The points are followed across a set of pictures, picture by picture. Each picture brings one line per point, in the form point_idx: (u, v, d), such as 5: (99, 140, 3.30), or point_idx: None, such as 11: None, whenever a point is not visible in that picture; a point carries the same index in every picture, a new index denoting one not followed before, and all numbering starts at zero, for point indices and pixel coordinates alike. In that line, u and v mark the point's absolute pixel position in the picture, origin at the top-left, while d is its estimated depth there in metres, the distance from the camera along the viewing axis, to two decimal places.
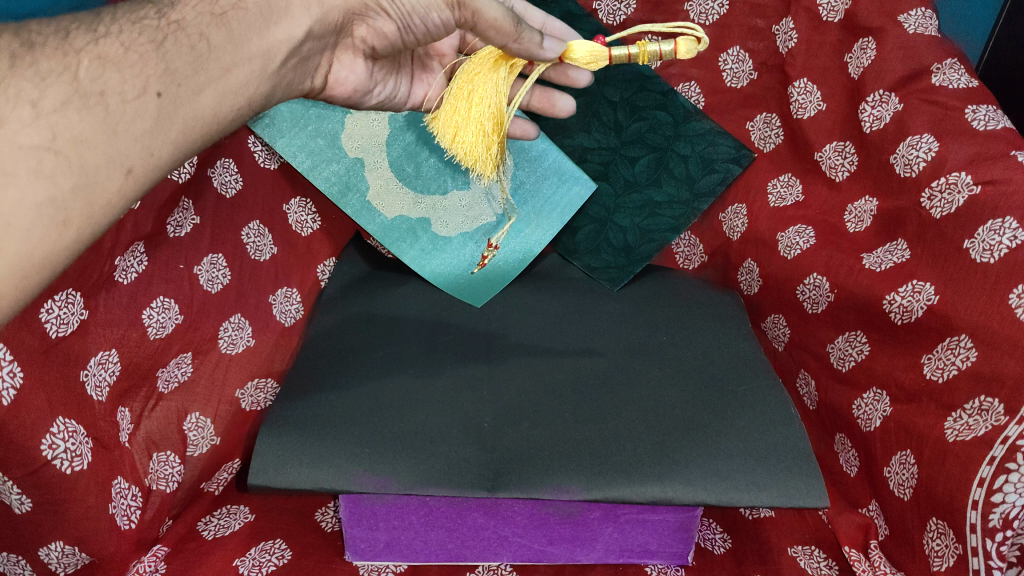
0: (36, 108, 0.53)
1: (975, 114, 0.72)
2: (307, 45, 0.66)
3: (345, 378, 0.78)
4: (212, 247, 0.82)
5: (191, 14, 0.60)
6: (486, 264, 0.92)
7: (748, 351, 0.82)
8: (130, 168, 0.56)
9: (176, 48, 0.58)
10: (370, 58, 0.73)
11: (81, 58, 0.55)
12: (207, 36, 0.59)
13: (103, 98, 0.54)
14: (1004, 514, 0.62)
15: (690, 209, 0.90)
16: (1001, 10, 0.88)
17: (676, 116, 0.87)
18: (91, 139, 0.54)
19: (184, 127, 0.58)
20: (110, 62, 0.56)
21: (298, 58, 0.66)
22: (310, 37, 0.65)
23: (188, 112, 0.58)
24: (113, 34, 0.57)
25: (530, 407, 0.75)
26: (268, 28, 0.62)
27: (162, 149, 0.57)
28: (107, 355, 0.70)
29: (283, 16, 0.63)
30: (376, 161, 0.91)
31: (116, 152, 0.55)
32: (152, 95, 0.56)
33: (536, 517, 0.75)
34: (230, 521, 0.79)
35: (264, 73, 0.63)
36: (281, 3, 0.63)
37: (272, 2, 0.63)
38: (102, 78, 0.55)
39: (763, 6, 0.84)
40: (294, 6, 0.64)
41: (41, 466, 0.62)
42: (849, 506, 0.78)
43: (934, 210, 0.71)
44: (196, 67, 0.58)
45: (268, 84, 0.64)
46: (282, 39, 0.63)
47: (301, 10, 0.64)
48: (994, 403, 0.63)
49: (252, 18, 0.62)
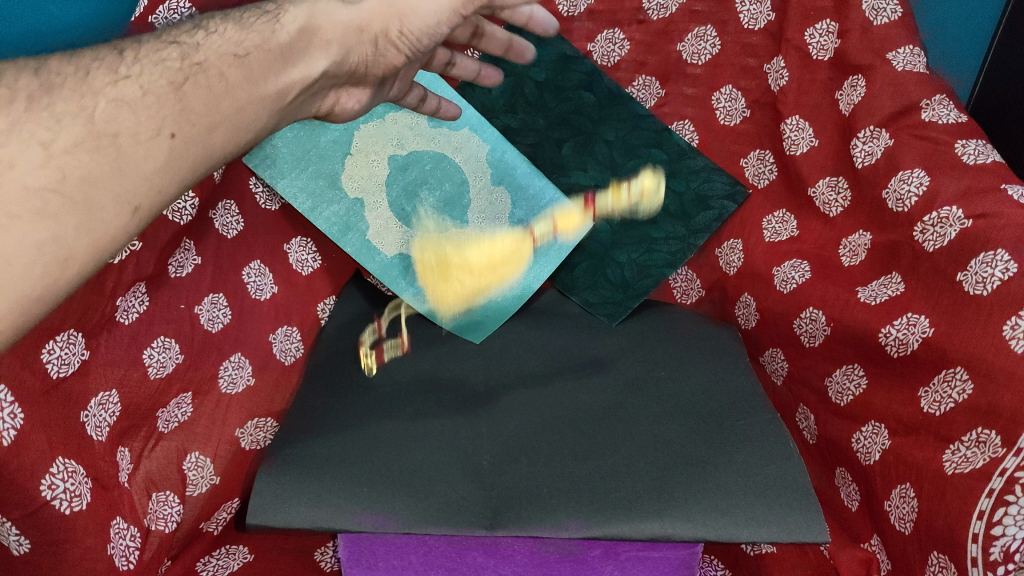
0: (47, 149, 0.54)
1: (965, 148, 0.73)
2: (318, 83, 0.68)
3: (345, 414, 0.78)
4: (213, 287, 0.83)
5: (213, 55, 0.61)
6: None
7: (748, 387, 0.81)
8: (137, 206, 0.56)
9: (195, 90, 0.59)
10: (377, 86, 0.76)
11: (98, 99, 0.57)
12: (226, 77, 0.61)
13: (116, 139, 0.56)
14: (1004, 547, 0.61)
15: (687, 245, 0.91)
16: (976, 83, 0.94)
17: (671, 154, 0.89)
18: (100, 179, 0.55)
19: (194, 163, 0.60)
20: (127, 104, 0.57)
21: (307, 94, 0.69)
22: (323, 76, 0.68)
23: (200, 150, 0.60)
24: (132, 75, 0.58)
25: (528, 444, 0.75)
26: (286, 69, 0.64)
27: (168, 185, 0.58)
28: (107, 396, 0.71)
29: (303, 57, 0.65)
30: (376, 202, 0.92)
31: (124, 192, 0.56)
32: (166, 135, 0.57)
33: (537, 555, 0.75)
34: (229, 561, 0.84)
35: (275, 110, 0.65)
36: (302, 45, 0.65)
37: (294, 43, 0.65)
38: (116, 120, 0.56)
39: (755, 46, 0.85)
40: (314, 49, 0.66)
41: (41, 506, 0.61)
42: (851, 541, 0.77)
43: (926, 244, 0.72)
44: (212, 108, 0.60)
45: (276, 119, 0.67)
46: (296, 79, 0.66)
47: (319, 53, 0.66)
48: (991, 436, 0.63)
49: (274, 60, 0.63)
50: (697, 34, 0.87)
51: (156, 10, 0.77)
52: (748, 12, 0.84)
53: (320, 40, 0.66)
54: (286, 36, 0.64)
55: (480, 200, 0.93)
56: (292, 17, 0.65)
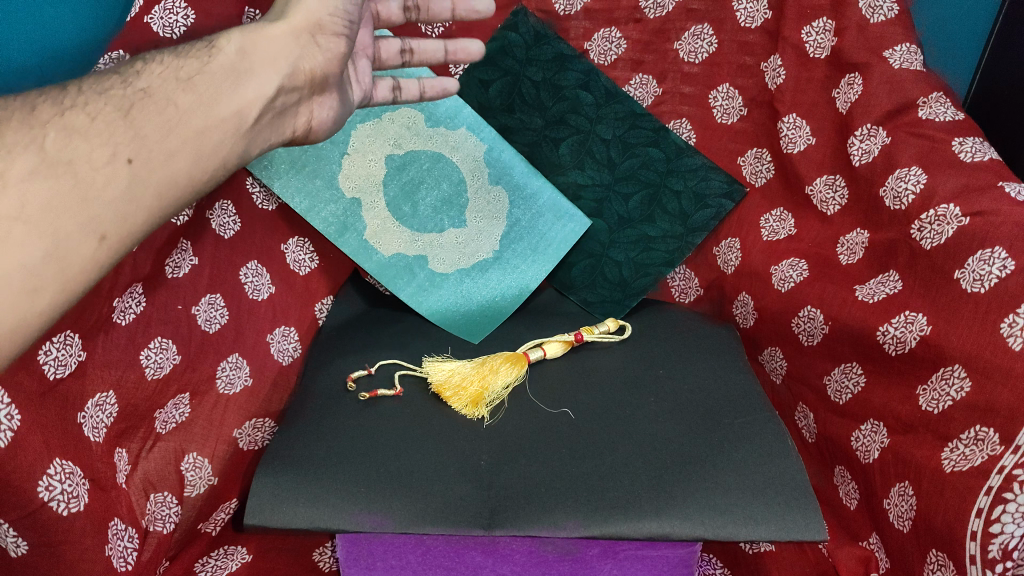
0: (4, 179, 0.52)
1: (962, 146, 0.74)
2: (280, 101, 0.68)
3: (343, 415, 0.78)
4: (211, 288, 0.83)
5: (157, 81, 0.61)
6: (581, 335, 0.87)
7: (747, 386, 0.81)
8: (104, 234, 0.55)
9: (144, 115, 0.59)
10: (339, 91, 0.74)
11: (47, 129, 0.55)
12: (174, 101, 0.60)
13: (71, 167, 0.54)
14: (1003, 545, 0.62)
15: (684, 243, 0.91)
16: (972, 82, 0.95)
17: (669, 152, 0.88)
18: (61, 207, 0.53)
19: (160, 190, 0.58)
20: (77, 132, 0.56)
21: (273, 113, 0.68)
22: (281, 92, 0.67)
23: (161, 176, 0.58)
24: (79, 105, 0.58)
25: (527, 444, 0.75)
26: (237, 89, 0.64)
27: (136, 213, 0.57)
28: (104, 397, 0.71)
29: (250, 77, 0.65)
30: (373, 201, 0.91)
31: (89, 219, 0.54)
32: (120, 162, 0.56)
33: (535, 555, 0.75)
34: (227, 562, 0.85)
35: (239, 133, 0.64)
36: (245, 65, 0.65)
37: (236, 64, 0.65)
38: (69, 148, 0.55)
39: (751, 44, 0.85)
40: (259, 67, 0.66)
41: (37, 508, 0.61)
42: (849, 539, 0.78)
43: (924, 241, 0.72)
44: (164, 132, 0.59)
45: (245, 143, 0.65)
46: (253, 97, 0.65)
47: (266, 70, 0.66)
48: (990, 433, 0.64)
49: (219, 80, 0.63)
50: (693, 33, 0.87)
51: (151, 10, 0.75)
52: (745, 11, 0.84)
53: (262, 59, 0.66)
54: (225, 57, 0.64)
55: (478, 199, 0.93)
56: (228, 40, 0.65)
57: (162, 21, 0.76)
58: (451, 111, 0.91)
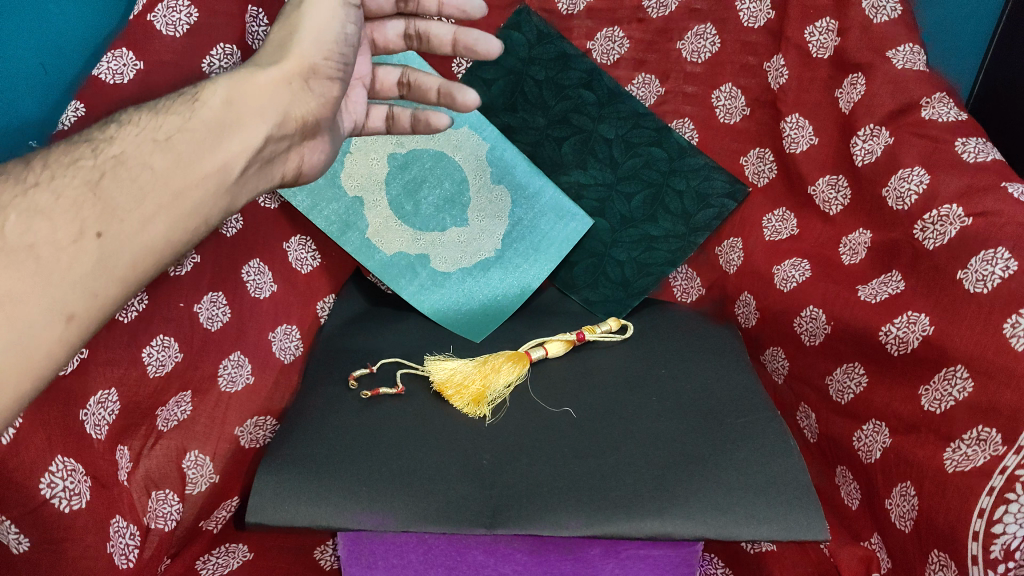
0: None
1: (966, 146, 0.74)
2: (267, 149, 0.66)
3: (345, 413, 0.78)
4: (213, 286, 0.83)
5: (130, 146, 0.57)
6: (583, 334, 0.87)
7: (748, 386, 0.81)
8: (71, 314, 0.50)
9: (116, 184, 0.55)
10: (329, 134, 0.75)
11: (8, 212, 0.51)
12: (151, 165, 0.57)
13: (34, 251, 0.50)
14: (1005, 546, 0.62)
15: (687, 242, 0.91)
16: (975, 82, 0.95)
17: (671, 152, 0.88)
18: (22, 294, 0.48)
19: (134, 259, 0.54)
20: (41, 211, 0.51)
21: (260, 163, 0.66)
22: (269, 141, 0.66)
23: (134, 245, 0.54)
24: (43, 182, 0.53)
25: (529, 443, 0.75)
26: (221, 144, 0.61)
27: (107, 287, 0.53)
28: (106, 394, 0.71)
29: (235, 129, 0.63)
30: (375, 200, 0.91)
31: (55, 300, 0.49)
32: (91, 236, 0.52)
33: (537, 554, 0.75)
34: (229, 560, 0.86)
35: (222, 189, 0.61)
36: (230, 117, 0.63)
37: (219, 118, 0.62)
38: (31, 230, 0.50)
39: (754, 44, 0.85)
40: (244, 118, 0.63)
41: (40, 504, 0.61)
42: (851, 539, 0.78)
43: (927, 242, 0.72)
44: (138, 199, 0.55)
45: (229, 198, 0.62)
46: (239, 150, 0.62)
47: (251, 121, 0.64)
48: (992, 433, 0.63)
49: (201, 136, 0.60)
50: (696, 32, 0.87)
51: (155, 8, 0.76)
52: (748, 10, 0.84)
53: (247, 109, 0.64)
54: (206, 111, 0.62)
55: (480, 198, 0.93)
56: (210, 94, 0.63)
57: (165, 19, 0.76)
58: None
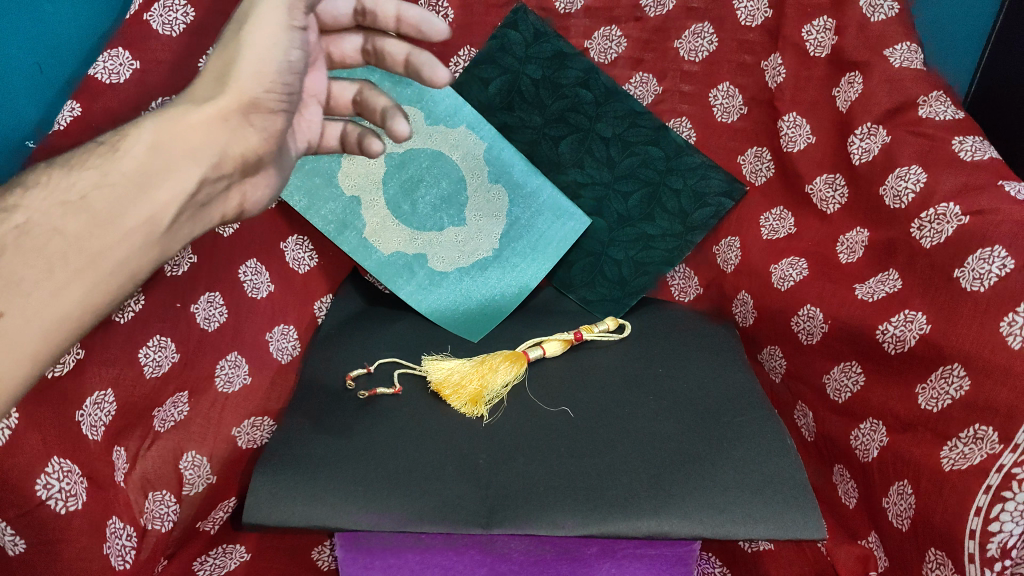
0: None
1: (962, 145, 0.73)
2: (201, 193, 0.64)
3: (342, 414, 0.78)
4: (210, 286, 0.83)
5: (41, 209, 0.56)
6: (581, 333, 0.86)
7: (745, 385, 0.81)
8: None
9: (22, 254, 0.53)
10: (271, 168, 0.72)
11: None
12: (61, 229, 0.55)
13: None
14: (1001, 543, 0.62)
15: (683, 242, 0.91)
16: (973, 81, 0.95)
17: (668, 151, 0.89)
18: None
19: (43, 330, 0.54)
20: None
21: (193, 208, 0.64)
22: (203, 184, 0.63)
23: (43, 317, 0.54)
24: None
25: (526, 443, 0.75)
26: (145, 197, 0.59)
27: (16, 362, 0.53)
28: (103, 394, 0.70)
29: (166, 177, 0.60)
30: (372, 199, 0.91)
31: None
32: None
33: (533, 553, 0.75)
34: (226, 561, 0.83)
35: (144, 243, 0.60)
36: (159, 165, 0.60)
37: (146, 168, 0.59)
38: None
39: (751, 43, 0.85)
40: (175, 165, 0.61)
41: (36, 506, 0.61)
42: (848, 537, 0.78)
43: (924, 241, 0.72)
44: (49, 270, 0.54)
45: (156, 250, 0.61)
46: (165, 200, 0.60)
47: (183, 168, 0.61)
48: (988, 431, 0.63)
49: (124, 191, 0.58)
50: (693, 31, 0.87)
51: (151, 8, 0.76)
52: (745, 9, 0.84)
53: (178, 154, 0.61)
54: (129, 162, 0.59)
55: (478, 198, 0.92)
56: (132, 142, 0.60)
57: (161, 19, 0.76)
58: (451, 108, 0.89)
